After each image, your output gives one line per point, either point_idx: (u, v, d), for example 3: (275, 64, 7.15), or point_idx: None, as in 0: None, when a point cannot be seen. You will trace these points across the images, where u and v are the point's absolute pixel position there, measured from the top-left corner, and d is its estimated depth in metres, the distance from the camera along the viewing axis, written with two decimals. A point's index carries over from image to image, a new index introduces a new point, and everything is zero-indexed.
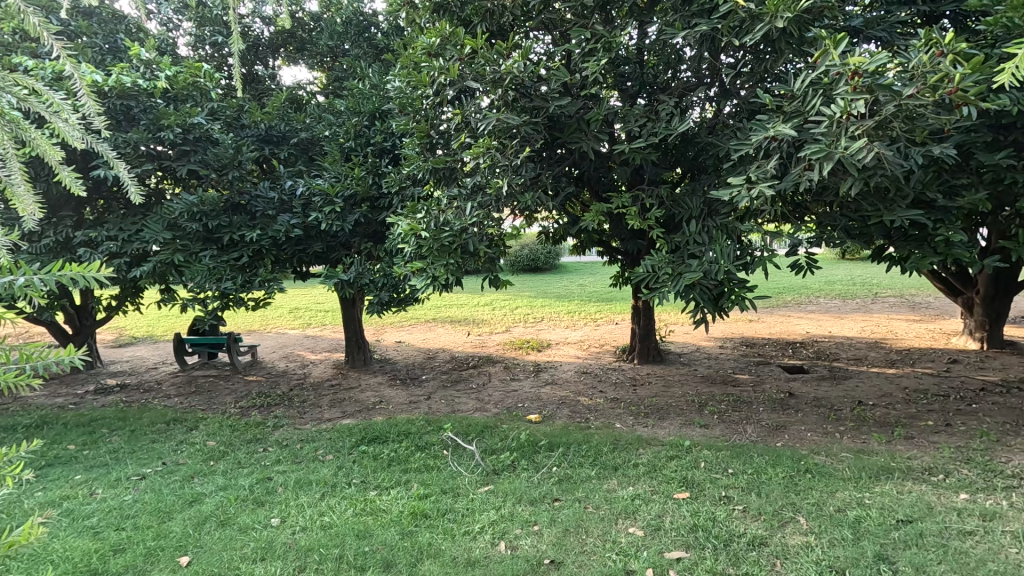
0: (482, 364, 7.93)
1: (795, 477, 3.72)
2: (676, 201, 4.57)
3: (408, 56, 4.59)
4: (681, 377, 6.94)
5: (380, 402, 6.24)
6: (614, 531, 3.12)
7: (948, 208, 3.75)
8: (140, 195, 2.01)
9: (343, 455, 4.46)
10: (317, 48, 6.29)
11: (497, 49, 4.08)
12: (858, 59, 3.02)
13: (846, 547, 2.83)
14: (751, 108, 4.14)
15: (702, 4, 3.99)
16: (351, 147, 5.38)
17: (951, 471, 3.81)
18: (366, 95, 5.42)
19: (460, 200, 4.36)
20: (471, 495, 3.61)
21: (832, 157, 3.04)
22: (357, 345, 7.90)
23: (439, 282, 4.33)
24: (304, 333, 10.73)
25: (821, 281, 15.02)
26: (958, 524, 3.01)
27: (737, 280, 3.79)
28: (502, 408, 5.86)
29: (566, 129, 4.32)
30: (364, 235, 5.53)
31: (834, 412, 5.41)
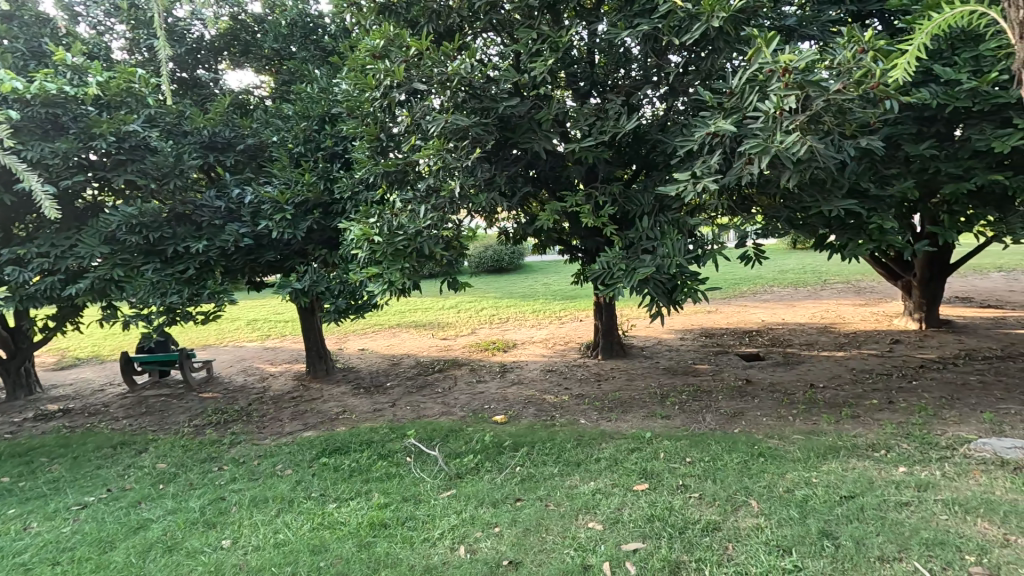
0: (447, 367, 7.85)
1: (748, 462, 3.84)
2: (629, 198, 4.61)
3: (354, 59, 4.48)
4: (643, 370, 7.06)
5: (343, 412, 6.09)
6: (574, 527, 3.13)
7: (882, 197, 3.92)
8: (56, 210, 1.88)
9: (303, 468, 4.32)
10: (263, 51, 6.08)
11: (444, 50, 4.03)
12: (788, 57, 3.14)
13: (792, 526, 2.93)
14: (697, 105, 4.20)
15: (644, 4, 4.06)
16: (301, 152, 5.25)
17: (892, 446, 4.01)
18: (315, 99, 5.26)
19: (414, 203, 4.28)
20: (433, 501, 3.55)
21: (768, 151, 3.14)
22: (318, 355, 7.67)
23: (396, 287, 4.27)
24: (263, 345, 10.37)
25: (775, 270, 15.59)
26: (896, 497, 3.16)
27: (688, 273, 3.88)
28: (468, 411, 5.82)
29: (517, 129, 4.30)
30: (318, 242, 5.38)
31: (788, 396, 5.60)
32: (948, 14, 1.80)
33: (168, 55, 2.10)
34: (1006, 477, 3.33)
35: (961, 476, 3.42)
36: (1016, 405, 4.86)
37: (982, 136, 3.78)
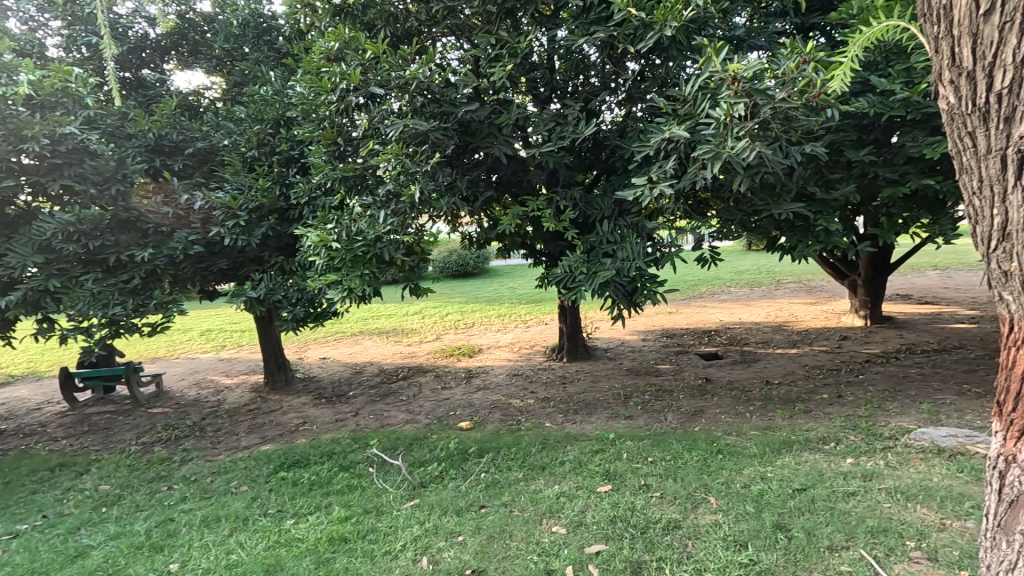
0: (412, 374, 7.72)
1: (707, 459, 3.93)
2: (589, 202, 4.65)
3: (309, 62, 4.37)
4: (607, 371, 7.15)
5: (303, 423, 5.90)
6: (538, 531, 3.12)
7: (827, 200, 4.09)
8: None
9: (259, 484, 4.14)
10: (213, 51, 5.82)
11: (401, 55, 3.99)
12: (736, 66, 3.25)
13: (748, 521, 3.00)
14: (653, 111, 4.28)
15: (599, 12, 4.12)
16: (255, 156, 5.08)
17: (841, 439, 4.19)
18: (269, 101, 5.09)
19: (374, 208, 4.16)
20: (396, 512, 3.46)
21: (720, 156, 3.24)
22: (276, 365, 7.39)
23: (356, 294, 4.17)
24: (217, 356, 9.93)
25: (732, 271, 16.11)
26: (843, 487, 3.29)
27: (647, 275, 3.96)
28: (432, 418, 5.73)
29: (477, 134, 4.28)
30: (275, 248, 5.20)
31: (744, 393, 5.79)
32: (873, 28, 1.91)
33: (112, 54, 1.96)
34: (941, 464, 3.53)
35: (903, 465, 3.59)
36: (950, 395, 5.17)
37: (915, 143, 4.01)
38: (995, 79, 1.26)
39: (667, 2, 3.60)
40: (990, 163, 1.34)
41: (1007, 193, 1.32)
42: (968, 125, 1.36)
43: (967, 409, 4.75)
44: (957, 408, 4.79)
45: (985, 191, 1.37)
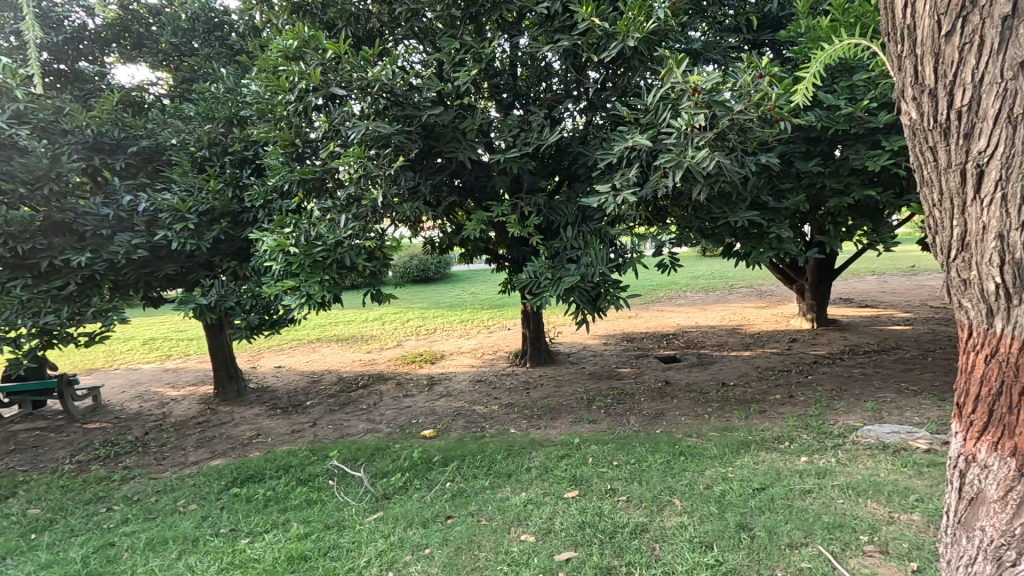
0: (372, 382, 7.51)
1: (671, 461, 3.99)
2: (554, 208, 4.65)
3: (264, 60, 4.18)
4: (570, 376, 7.17)
5: (256, 436, 5.61)
6: (506, 541, 3.06)
7: (779, 210, 4.26)
8: None
9: (209, 502, 3.89)
10: (159, 46, 5.48)
11: (363, 55, 3.88)
12: (696, 77, 3.33)
13: (713, 521, 3.05)
14: (615, 120, 4.32)
15: (563, 21, 4.12)
16: (205, 157, 4.82)
17: (794, 437, 4.34)
18: (221, 100, 4.86)
19: (334, 212, 4.00)
20: (358, 526, 3.32)
21: (681, 165, 3.30)
22: (227, 375, 7.03)
23: (315, 300, 3.99)
24: (162, 366, 9.35)
25: (688, 277, 16.59)
26: (800, 485, 3.40)
27: (611, 281, 3.98)
28: (394, 427, 5.58)
29: (441, 138, 4.21)
30: (226, 253, 4.93)
31: (703, 395, 5.94)
32: (835, 46, 1.99)
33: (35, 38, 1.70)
34: (887, 460, 3.71)
35: (852, 461, 3.75)
36: (891, 393, 5.46)
37: (858, 155, 4.21)
38: (954, 95, 1.22)
39: (629, 14, 3.64)
40: (951, 176, 1.29)
41: (967, 205, 1.27)
42: (929, 139, 1.31)
43: (906, 406, 5.03)
44: (898, 405, 5.07)
45: (945, 203, 1.32)
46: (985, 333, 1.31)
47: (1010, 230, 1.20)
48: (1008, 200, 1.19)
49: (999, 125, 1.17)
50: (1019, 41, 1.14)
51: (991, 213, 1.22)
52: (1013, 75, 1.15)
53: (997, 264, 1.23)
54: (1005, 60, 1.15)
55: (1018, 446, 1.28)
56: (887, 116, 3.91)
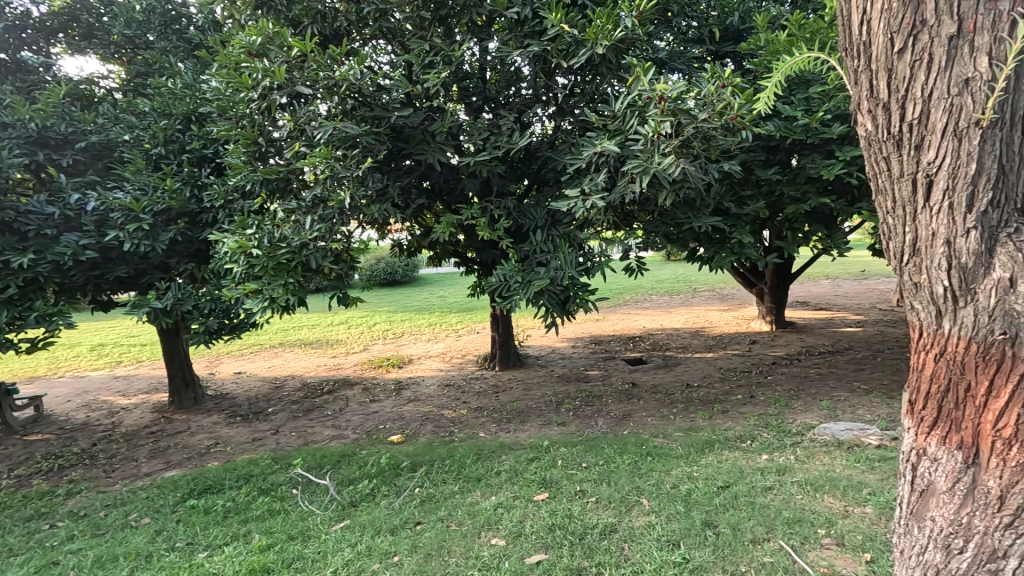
0: (338, 387, 7.35)
1: (638, 462, 4.05)
2: (523, 211, 4.67)
3: (226, 55, 4.05)
4: (539, 379, 7.19)
5: (215, 445, 5.40)
6: (477, 545, 3.04)
7: (740, 216, 4.41)
8: None
9: (164, 515, 3.71)
10: (110, 37, 5.18)
11: (330, 54, 3.80)
12: (663, 86, 3.41)
13: (680, 520, 3.11)
14: (583, 125, 4.38)
15: (533, 26, 4.13)
16: (161, 154, 4.62)
17: (755, 436, 4.48)
18: (178, 96, 4.68)
19: (299, 214, 3.90)
20: (324, 536, 3.24)
21: (648, 171, 3.37)
22: (183, 383, 6.70)
23: (278, 304, 3.87)
24: (111, 374, 8.87)
25: (653, 280, 16.93)
26: (762, 482, 3.51)
27: (580, 284, 4.01)
28: (361, 433, 5.46)
29: (410, 140, 4.16)
30: (183, 254, 4.73)
31: (668, 396, 6.07)
32: (795, 58, 2.07)
33: None
34: (842, 456, 3.87)
35: (810, 458, 3.90)
36: (844, 392, 5.71)
37: (814, 164, 4.39)
38: (905, 109, 1.29)
39: (598, 22, 3.72)
40: (902, 186, 1.36)
41: (917, 213, 1.34)
42: (883, 150, 1.38)
43: (858, 404, 5.27)
44: (851, 403, 5.30)
45: (897, 211, 1.39)
46: (934, 333, 1.38)
47: (956, 237, 1.28)
48: (955, 208, 1.27)
49: (946, 138, 1.25)
50: (963, 61, 1.21)
51: (939, 221, 1.30)
52: (959, 91, 1.22)
53: (945, 268, 1.30)
54: (952, 77, 1.23)
55: (963, 439, 1.36)
56: (839, 128, 4.11)
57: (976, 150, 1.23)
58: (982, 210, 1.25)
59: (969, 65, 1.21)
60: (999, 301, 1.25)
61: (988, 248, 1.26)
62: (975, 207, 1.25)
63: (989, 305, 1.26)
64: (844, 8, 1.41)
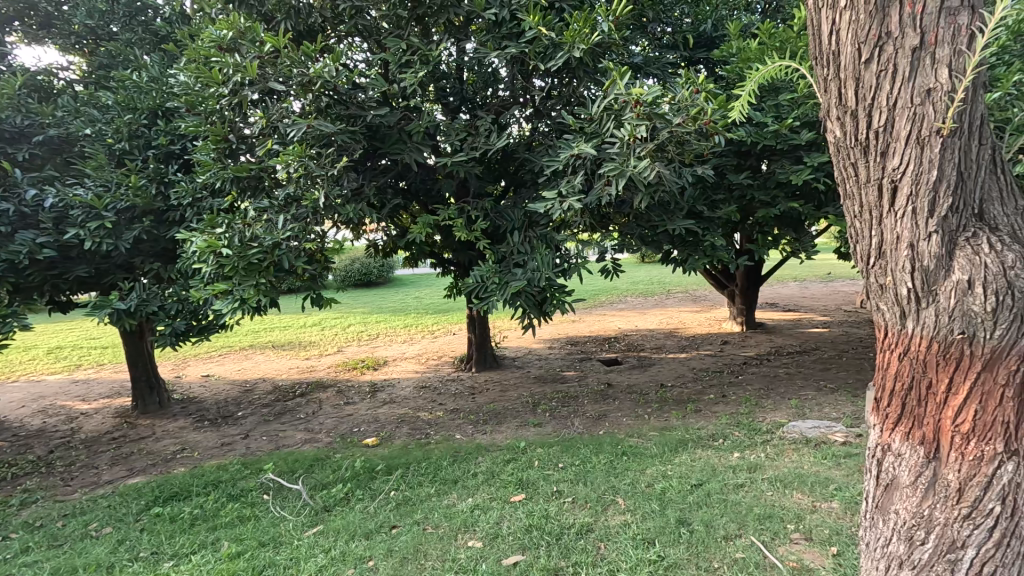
0: (311, 390, 7.20)
1: (614, 461, 4.09)
2: (500, 213, 4.66)
3: (194, 49, 3.93)
4: (516, 380, 7.19)
5: (182, 450, 5.22)
6: (453, 548, 3.01)
7: (712, 219, 4.50)
8: None
9: (126, 524, 3.57)
10: (71, 26, 4.96)
11: (305, 51, 3.70)
12: (638, 90, 3.45)
13: (654, 518, 3.14)
14: (560, 128, 4.40)
15: (511, 27, 4.13)
16: (125, 150, 4.45)
17: (727, 435, 4.58)
18: (144, 89, 4.52)
19: (271, 213, 3.81)
20: (296, 542, 3.16)
21: (624, 174, 3.42)
22: (148, 387, 6.47)
23: (249, 305, 3.76)
24: (70, 377, 8.50)
25: (628, 282, 17.15)
26: (733, 480, 3.59)
27: (557, 285, 4.02)
28: (335, 436, 5.37)
29: (387, 139, 4.11)
30: (148, 253, 4.57)
31: (643, 396, 6.15)
32: (767, 67, 2.13)
33: None
34: (810, 453, 3.98)
35: (779, 456, 4.00)
36: (811, 391, 5.88)
37: (783, 170, 4.51)
38: (872, 116, 1.34)
39: (576, 25, 3.73)
40: (869, 190, 1.40)
41: (883, 216, 1.39)
42: (850, 156, 1.42)
43: (825, 402, 5.44)
44: (818, 402, 5.47)
45: (864, 215, 1.44)
46: (898, 332, 1.43)
47: (918, 240, 1.33)
48: (918, 213, 1.32)
49: (910, 145, 1.30)
50: (925, 71, 1.27)
51: (903, 225, 1.35)
52: (922, 100, 1.28)
53: (908, 269, 1.35)
54: (914, 87, 1.28)
55: (925, 435, 1.41)
56: (808, 134, 4.23)
57: (937, 157, 1.28)
58: (943, 215, 1.30)
59: (931, 76, 1.26)
60: (957, 302, 1.30)
61: (948, 251, 1.31)
62: (936, 212, 1.30)
63: (949, 306, 1.31)
64: (813, 19, 1.45)
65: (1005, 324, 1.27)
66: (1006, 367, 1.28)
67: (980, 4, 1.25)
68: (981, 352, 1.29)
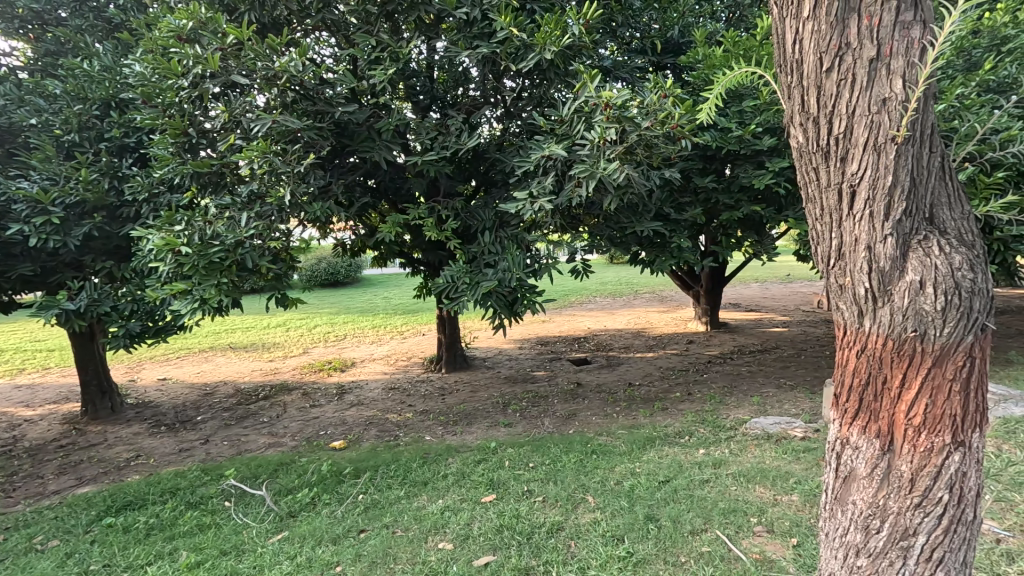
0: (275, 393, 7.00)
1: (584, 460, 4.12)
2: (471, 212, 4.64)
3: (151, 38, 3.76)
4: (486, 380, 7.18)
5: (136, 457, 4.99)
6: (424, 551, 2.98)
7: (679, 221, 4.60)
8: None
9: (76, 536, 3.38)
10: (13, 9, 4.57)
11: (269, 44, 3.59)
12: (608, 93, 3.49)
13: (623, 515, 3.19)
14: (530, 129, 4.41)
15: (482, 27, 4.12)
16: (74, 142, 4.22)
17: (693, 432, 4.69)
18: (95, 78, 4.30)
19: (233, 210, 3.69)
20: (260, 549, 3.07)
21: (595, 176, 3.45)
22: (99, 392, 6.15)
23: (211, 305, 3.59)
24: (13, 382, 8.01)
25: (597, 283, 17.36)
26: (699, 475, 3.67)
27: (528, 286, 4.03)
28: (300, 440, 5.23)
29: (355, 137, 4.03)
30: (100, 251, 4.34)
31: (612, 395, 6.23)
32: (734, 73, 2.18)
33: None
34: (771, 448, 4.12)
35: (742, 451, 4.12)
36: (772, 388, 6.08)
37: (746, 174, 4.65)
38: (832, 124, 1.40)
39: (547, 28, 3.75)
40: (830, 195, 1.46)
41: (843, 219, 1.45)
42: (813, 161, 1.48)
43: (785, 399, 5.63)
44: (778, 399, 5.66)
45: (825, 218, 1.50)
46: (856, 331, 1.49)
47: (875, 243, 1.39)
48: (874, 216, 1.38)
49: (867, 152, 1.36)
50: (882, 82, 1.33)
51: (861, 228, 1.41)
52: (878, 109, 1.34)
53: (866, 270, 1.41)
54: (872, 96, 1.34)
55: (881, 428, 1.48)
56: (769, 140, 4.39)
57: (892, 163, 1.34)
58: (898, 218, 1.36)
59: (887, 86, 1.32)
60: (911, 301, 1.36)
61: (902, 253, 1.37)
62: (892, 216, 1.36)
63: (903, 305, 1.38)
64: (778, 28, 1.50)
65: (954, 322, 1.34)
66: (954, 363, 1.36)
67: (931, 19, 1.32)
68: (932, 349, 1.36)
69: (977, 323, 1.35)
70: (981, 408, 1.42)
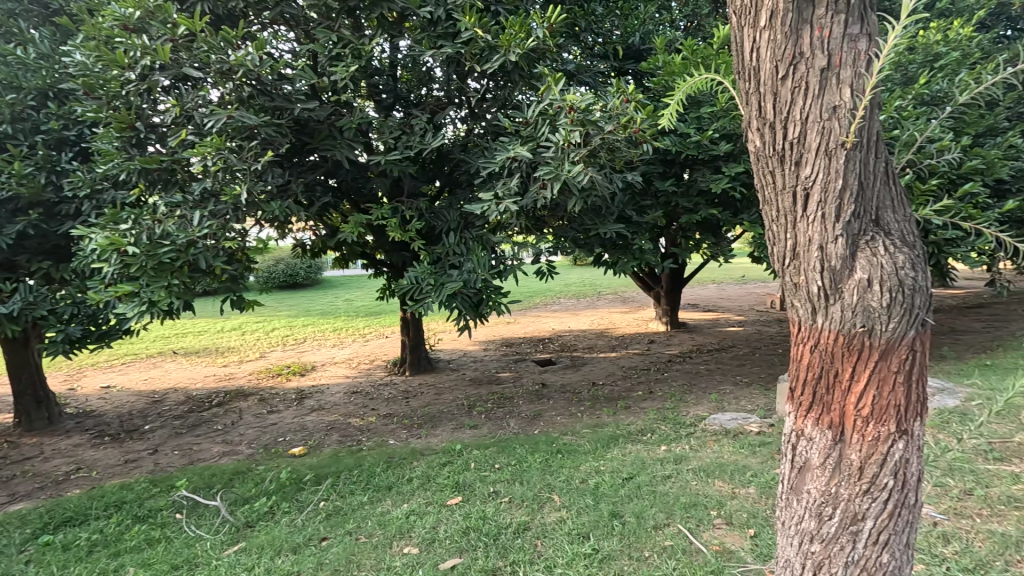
0: (230, 399, 6.73)
1: (550, 459, 4.15)
2: (435, 213, 4.59)
3: (94, 26, 3.55)
4: (451, 382, 7.13)
5: (76, 470, 4.69)
6: (389, 556, 2.93)
7: (640, 223, 4.70)
8: None
9: (7, 557, 3.15)
10: None
11: (224, 36, 3.45)
12: (572, 97, 3.54)
13: (589, 513, 3.23)
14: (495, 130, 4.41)
15: (446, 27, 4.09)
16: (6, 134, 3.92)
17: (655, 429, 4.79)
18: (30, 66, 4.01)
19: (185, 208, 3.52)
20: (215, 562, 2.94)
21: (559, 178, 3.49)
22: (35, 402, 5.74)
23: (159, 308, 3.42)
24: None
25: (562, 284, 17.52)
26: (661, 471, 3.76)
27: (493, 286, 4.03)
28: (257, 447, 5.04)
29: (316, 135, 3.93)
30: (35, 251, 4.06)
31: (576, 395, 6.30)
32: (694, 80, 2.24)
33: None
34: (729, 443, 4.26)
35: (702, 447, 4.25)
36: (729, 385, 6.30)
37: (704, 178, 4.81)
38: (787, 129, 1.46)
39: (511, 30, 3.75)
40: (785, 197, 1.53)
41: (797, 221, 1.51)
42: (769, 165, 1.54)
43: (741, 396, 5.84)
44: (735, 395, 5.86)
45: (781, 219, 1.56)
46: (810, 327, 1.56)
47: (827, 243, 1.46)
48: (826, 217, 1.45)
49: (819, 156, 1.43)
50: (832, 90, 1.40)
51: (814, 229, 1.48)
52: (829, 116, 1.41)
53: (818, 269, 1.48)
54: (823, 104, 1.41)
55: (832, 419, 1.55)
56: (725, 146, 4.55)
57: (842, 168, 1.41)
58: (847, 220, 1.43)
59: (837, 94, 1.40)
60: (859, 298, 1.44)
61: (851, 253, 1.45)
62: (842, 217, 1.44)
63: (852, 302, 1.45)
64: (737, 36, 1.56)
65: (898, 318, 1.42)
66: (898, 356, 1.44)
67: (876, 32, 1.40)
68: (878, 343, 1.44)
69: (919, 318, 1.43)
70: (923, 399, 1.51)
